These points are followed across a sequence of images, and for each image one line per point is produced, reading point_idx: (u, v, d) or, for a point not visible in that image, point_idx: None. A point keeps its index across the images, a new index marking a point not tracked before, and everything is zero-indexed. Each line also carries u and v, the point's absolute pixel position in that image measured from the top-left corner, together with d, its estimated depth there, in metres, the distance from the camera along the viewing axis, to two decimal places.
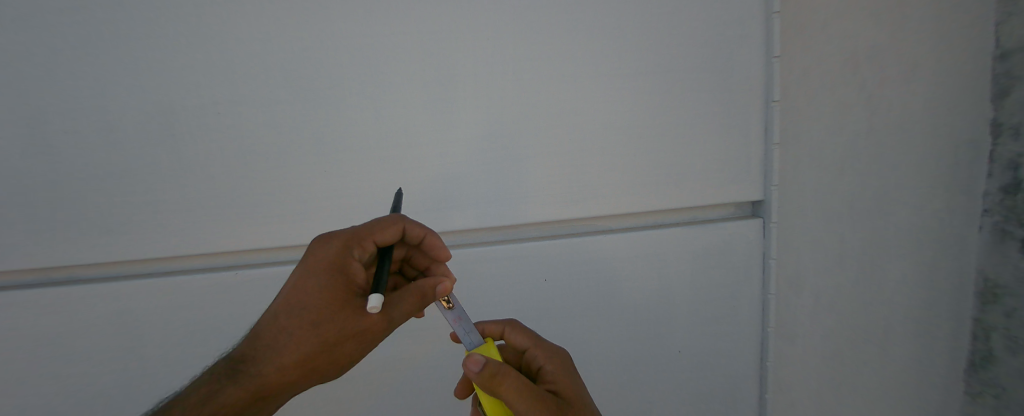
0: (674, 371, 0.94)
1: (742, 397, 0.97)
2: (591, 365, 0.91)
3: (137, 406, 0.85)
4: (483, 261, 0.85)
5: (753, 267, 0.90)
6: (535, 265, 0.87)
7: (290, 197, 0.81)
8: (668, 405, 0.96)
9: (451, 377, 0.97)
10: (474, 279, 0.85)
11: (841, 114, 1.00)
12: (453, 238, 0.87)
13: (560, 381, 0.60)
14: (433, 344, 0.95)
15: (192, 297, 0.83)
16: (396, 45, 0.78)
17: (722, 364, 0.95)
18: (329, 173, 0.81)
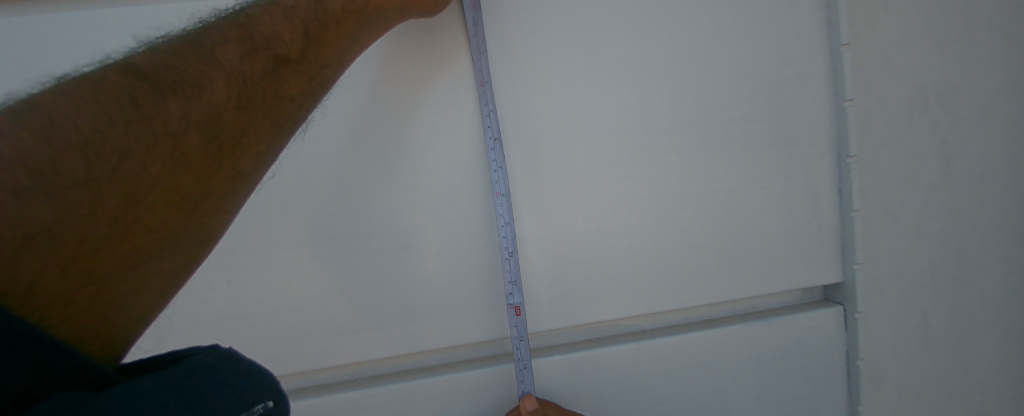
0: None
1: None
2: None
3: None
4: (468, 390, 0.62)
5: (832, 371, 0.69)
6: (545, 390, 0.63)
7: (199, 319, 0.57)
8: None
9: None
10: (460, 415, 0.63)
11: (932, 161, 0.78)
12: (426, 359, 0.64)
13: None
14: None
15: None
16: (342, 99, 0.57)
17: None
18: (251, 279, 0.58)
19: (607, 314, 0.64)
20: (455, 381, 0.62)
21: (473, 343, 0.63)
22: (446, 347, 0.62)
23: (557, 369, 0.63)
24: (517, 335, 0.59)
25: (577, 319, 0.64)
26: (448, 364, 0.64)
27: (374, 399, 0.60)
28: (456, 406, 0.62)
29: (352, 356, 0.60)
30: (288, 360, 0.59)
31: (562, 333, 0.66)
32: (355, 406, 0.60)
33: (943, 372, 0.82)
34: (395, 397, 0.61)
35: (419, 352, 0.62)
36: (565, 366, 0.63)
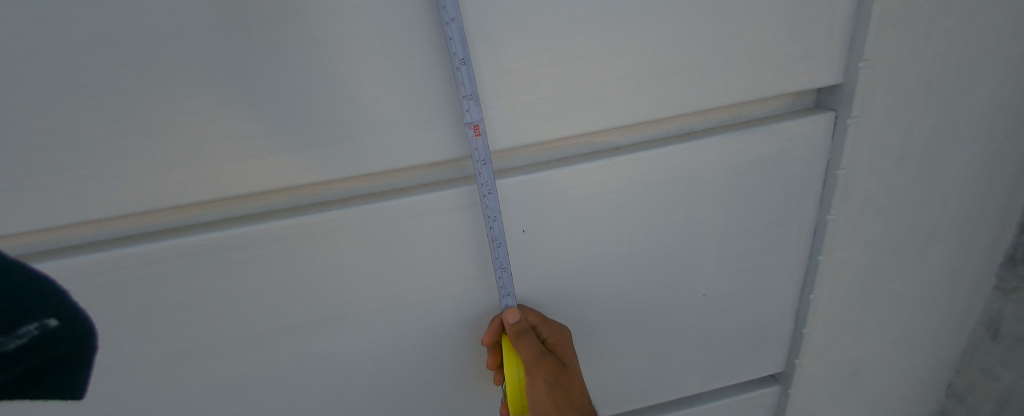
0: (697, 314, 0.72)
1: (770, 345, 0.79)
2: (588, 319, 0.69)
3: None
4: (422, 215, 0.56)
5: (808, 183, 0.66)
6: (504, 212, 0.58)
7: (82, 135, 0.47)
8: (688, 351, 0.76)
9: (402, 371, 0.67)
10: (416, 243, 0.58)
11: None
12: (372, 186, 0.57)
13: (562, 351, 0.62)
14: (365, 335, 0.63)
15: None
16: None
17: (751, 312, 0.74)
18: (132, 88, 0.46)
19: (576, 130, 0.55)
20: (406, 207, 0.55)
21: (428, 166, 0.56)
22: (392, 170, 0.55)
23: (516, 190, 0.57)
24: (479, 157, 0.52)
25: (538, 134, 0.55)
26: (398, 191, 0.57)
27: (313, 227, 0.54)
28: (407, 234, 0.57)
29: (283, 183, 0.52)
30: (206, 190, 0.51)
31: (521, 153, 0.59)
32: (295, 235, 0.54)
33: (912, 188, 0.81)
34: (339, 224, 0.55)
35: (364, 176, 0.55)
36: (527, 187, 0.57)
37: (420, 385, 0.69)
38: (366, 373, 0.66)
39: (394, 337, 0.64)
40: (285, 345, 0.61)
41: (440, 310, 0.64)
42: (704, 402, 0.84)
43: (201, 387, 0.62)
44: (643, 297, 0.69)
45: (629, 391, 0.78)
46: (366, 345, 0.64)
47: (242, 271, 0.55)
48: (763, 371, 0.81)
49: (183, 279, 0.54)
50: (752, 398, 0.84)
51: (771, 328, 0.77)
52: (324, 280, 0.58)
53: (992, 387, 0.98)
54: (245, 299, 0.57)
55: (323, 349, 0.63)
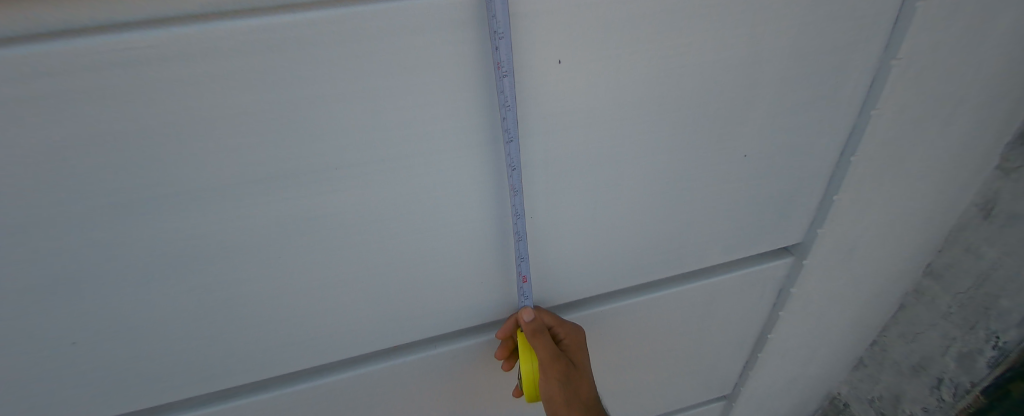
0: (731, 176, 0.67)
1: (793, 215, 0.76)
2: (619, 177, 0.62)
3: None
4: (431, 30, 0.43)
5: (881, 17, 0.56)
6: (539, 31, 0.46)
7: None
8: (714, 218, 0.72)
9: (415, 236, 0.60)
10: (424, 71, 0.45)
11: None
12: None
13: (576, 350, 0.69)
14: (371, 193, 0.54)
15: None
16: None
17: (784, 176, 0.69)
18: None
19: None
20: (416, 19, 0.42)
21: None
22: None
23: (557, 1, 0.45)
24: None
25: None
26: None
27: (286, 39, 0.40)
28: (418, 60, 0.45)
29: None
30: None
31: None
32: (259, 50, 0.40)
33: None
34: (320, 37, 0.41)
35: None
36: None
37: (429, 255, 0.62)
38: (368, 240, 0.58)
39: (400, 198, 0.55)
40: (270, 203, 0.51)
41: (455, 165, 0.54)
42: (719, 274, 0.82)
43: (174, 250, 0.52)
44: (679, 155, 0.62)
45: (646, 264, 0.75)
46: (366, 208, 0.55)
47: (199, 100, 0.42)
48: (780, 242, 0.79)
49: (119, 107, 0.41)
50: (765, 271, 0.83)
51: (800, 195, 0.73)
52: (313, 121, 0.46)
53: (976, 265, 0.97)
54: (211, 140, 0.45)
55: (317, 211, 0.53)
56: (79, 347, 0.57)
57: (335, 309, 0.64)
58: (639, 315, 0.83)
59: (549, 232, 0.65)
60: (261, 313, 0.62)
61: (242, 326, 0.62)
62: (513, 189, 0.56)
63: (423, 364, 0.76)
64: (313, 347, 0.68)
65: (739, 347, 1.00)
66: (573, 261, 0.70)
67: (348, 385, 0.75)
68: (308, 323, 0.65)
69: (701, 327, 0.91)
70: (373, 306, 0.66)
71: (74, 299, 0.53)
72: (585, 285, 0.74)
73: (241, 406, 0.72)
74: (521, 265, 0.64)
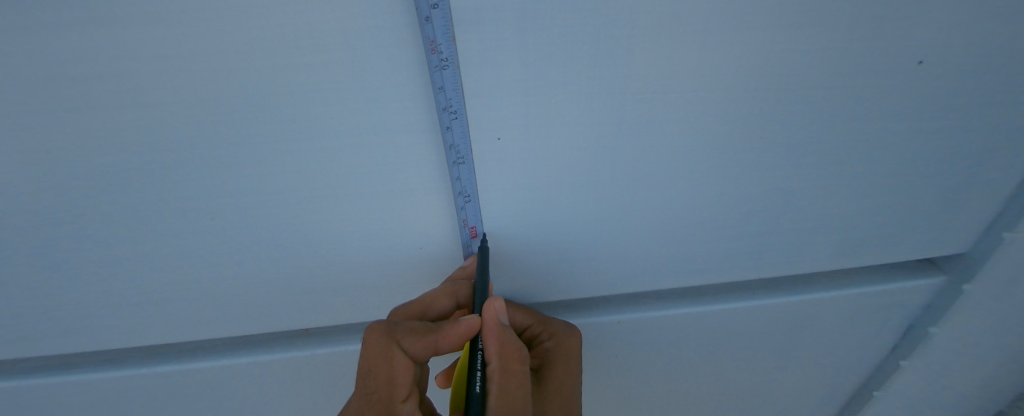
0: (880, 111, 0.37)
1: (965, 206, 0.45)
2: (676, 89, 0.33)
3: None
4: None
5: None
6: None
7: None
8: (834, 191, 0.41)
9: (295, 163, 0.34)
10: None
11: None
12: None
13: (552, 367, 0.43)
14: (207, 64, 0.30)
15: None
16: None
17: (973, 125, 0.39)
18: None
19: None
20: None
21: None
22: None
23: None
24: None
25: None
26: None
27: None
28: None
29: None
30: None
31: None
32: None
33: None
34: None
35: None
36: None
37: (312, 188, 0.35)
38: (201, 148, 0.33)
39: (245, 66, 0.30)
40: (20, 39, 0.28)
41: (339, 7, 0.28)
42: (822, 290, 0.50)
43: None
44: (799, 52, 0.32)
45: (701, 263, 0.45)
46: (186, 77, 0.30)
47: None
48: (930, 248, 0.47)
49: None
50: (894, 295, 0.51)
51: (985, 171, 0.42)
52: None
53: None
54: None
55: (102, 66, 0.30)
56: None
57: (176, 273, 0.40)
58: (678, 341, 0.52)
59: (537, 186, 0.37)
60: (65, 267, 0.39)
61: (23, 268, 0.39)
62: (436, 50, 0.29)
63: (320, 382, 0.49)
64: (146, 326, 0.43)
65: (819, 410, 0.67)
66: (576, 244, 0.41)
67: (203, 397, 0.49)
68: (132, 286, 0.41)
69: (772, 373, 0.59)
70: (238, 276, 0.41)
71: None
72: (596, 287, 0.45)
73: (38, 398, 0.47)
74: (465, 209, 0.37)
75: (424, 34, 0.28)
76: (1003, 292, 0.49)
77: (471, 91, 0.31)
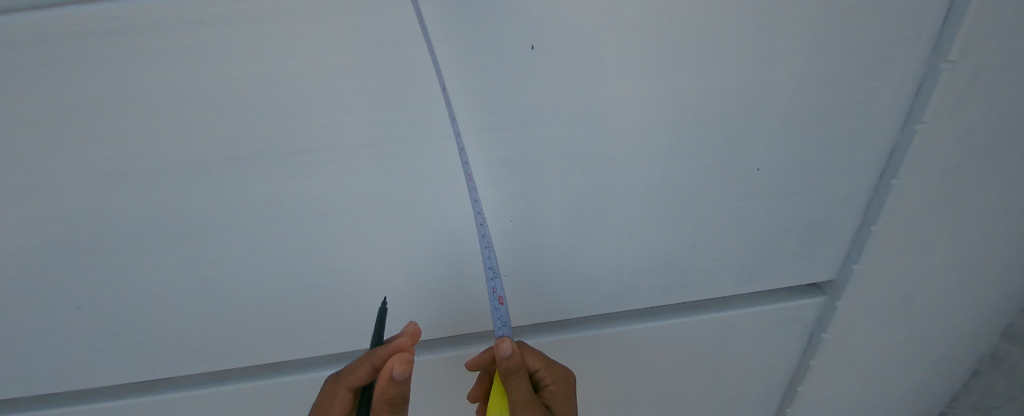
0: (743, 197, 0.60)
1: (821, 247, 0.66)
2: (613, 194, 0.58)
3: None
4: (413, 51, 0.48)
5: (915, 25, 0.49)
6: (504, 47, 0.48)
7: None
8: (725, 243, 0.64)
9: (398, 240, 0.59)
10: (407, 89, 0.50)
11: None
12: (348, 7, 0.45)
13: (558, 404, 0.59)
14: (359, 196, 0.55)
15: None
16: None
17: (809, 200, 0.61)
18: None
19: None
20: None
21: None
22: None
23: None
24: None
25: None
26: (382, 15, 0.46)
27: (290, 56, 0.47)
28: (379, 40, 0.47)
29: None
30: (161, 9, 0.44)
31: None
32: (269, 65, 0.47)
33: None
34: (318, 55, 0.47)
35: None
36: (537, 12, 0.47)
37: (404, 255, 0.60)
38: (345, 237, 0.58)
39: (376, 193, 0.56)
40: (263, 186, 0.54)
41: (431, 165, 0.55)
42: (735, 308, 0.72)
43: (156, 217, 0.54)
44: (681, 172, 0.58)
45: (647, 290, 0.67)
46: (339, 199, 0.55)
47: (184, 71, 0.47)
48: (807, 277, 0.69)
49: (116, 74, 0.46)
50: (791, 311, 0.72)
51: (832, 228, 0.64)
52: (281, 94, 0.49)
53: None
54: (190, 108, 0.49)
55: (298, 195, 0.54)
56: (60, 310, 0.60)
57: (315, 308, 0.63)
58: (640, 349, 0.73)
59: (536, 246, 0.62)
60: (249, 309, 0.62)
61: (224, 309, 0.62)
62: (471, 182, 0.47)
63: None
64: (288, 343, 0.66)
65: (762, 403, 0.86)
66: (562, 280, 0.65)
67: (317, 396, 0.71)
68: (286, 318, 0.64)
69: (716, 372, 0.80)
70: (351, 310, 0.64)
71: (56, 258, 0.56)
72: (579, 307, 0.68)
73: (206, 399, 0.69)
74: (488, 280, 0.49)
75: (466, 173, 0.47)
76: (865, 309, 0.70)
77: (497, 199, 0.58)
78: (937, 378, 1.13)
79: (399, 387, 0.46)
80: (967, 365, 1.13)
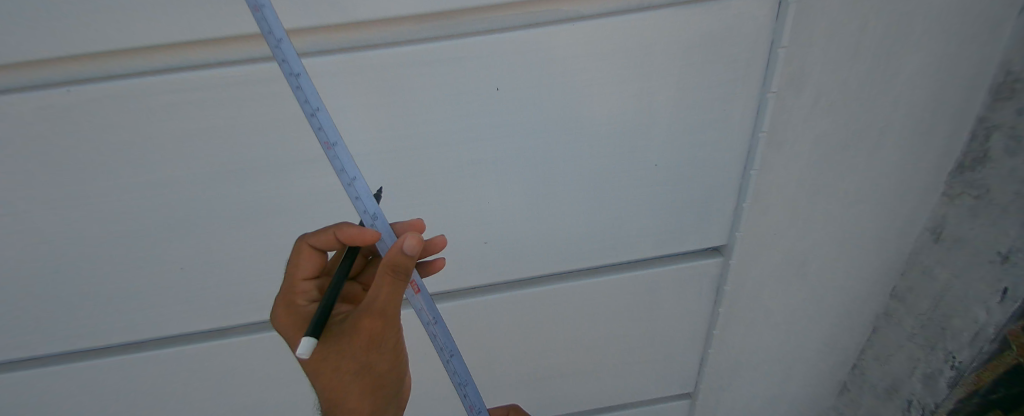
0: (650, 185, 0.85)
1: (714, 219, 0.91)
2: (555, 186, 0.83)
3: (91, 256, 0.79)
4: (414, 95, 0.70)
5: (751, 67, 0.74)
6: (476, 89, 0.71)
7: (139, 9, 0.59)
8: (642, 219, 0.89)
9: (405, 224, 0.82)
10: (411, 120, 0.72)
11: None
12: (373, 71, 0.67)
13: None
14: (378, 193, 0.78)
15: (23, 121, 0.65)
16: None
17: (698, 186, 0.86)
18: None
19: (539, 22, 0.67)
20: (395, 56, 0.66)
21: (414, 46, 0.66)
22: (389, 49, 0.66)
23: (490, 48, 0.67)
24: (441, 45, 0.66)
25: (506, 21, 0.67)
26: (393, 73, 0.67)
27: (332, 104, 0.69)
28: (390, 90, 0.69)
29: (303, 69, 0.65)
30: (244, 78, 0.65)
31: (500, 16, 0.67)
32: None
33: (862, 83, 0.91)
34: (350, 103, 0.69)
35: (360, 53, 0.66)
36: (498, 67, 0.69)
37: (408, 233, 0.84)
38: None
39: (389, 190, 0.78)
40: (309, 189, 0.76)
41: (427, 171, 0.77)
42: (656, 266, 0.97)
43: (235, 211, 0.77)
44: (605, 168, 0.82)
45: (588, 253, 0.93)
46: (362, 196, 0.78)
47: (261, 107, 0.68)
48: (706, 242, 0.95)
49: (214, 115, 0.68)
50: (696, 268, 0.98)
51: (718, 206, 0.90)
52: (327, 120, 0.70)
53: (965, 291, 1.12)
54: (264, 132, 0.70)
55: (334, 193, 0.77)
56: (163, 277, 0.83)
57: None
58: (589, 297, 0.99)
59: (503, 223, 0.86)
60: None
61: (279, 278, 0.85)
62: (365, 210, 0.63)
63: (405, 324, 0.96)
64: None
65: (688, 343, 1.13)
66: (526, 248, 0.90)
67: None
68: None
69: (649, 318, 1.06)
70: None
71: (163, 239, 0.78)
72: (541, 268, 0.93)
73: (266, 342, 0.92)
74: (417, 297, 0.74)
75: (361, 205, 0.63)
76: None
77: (475, 191, 0.81)
78: (844, 332, 1.39)
79: (404, 258, 0.59)
80: (868, 320, 1.38)
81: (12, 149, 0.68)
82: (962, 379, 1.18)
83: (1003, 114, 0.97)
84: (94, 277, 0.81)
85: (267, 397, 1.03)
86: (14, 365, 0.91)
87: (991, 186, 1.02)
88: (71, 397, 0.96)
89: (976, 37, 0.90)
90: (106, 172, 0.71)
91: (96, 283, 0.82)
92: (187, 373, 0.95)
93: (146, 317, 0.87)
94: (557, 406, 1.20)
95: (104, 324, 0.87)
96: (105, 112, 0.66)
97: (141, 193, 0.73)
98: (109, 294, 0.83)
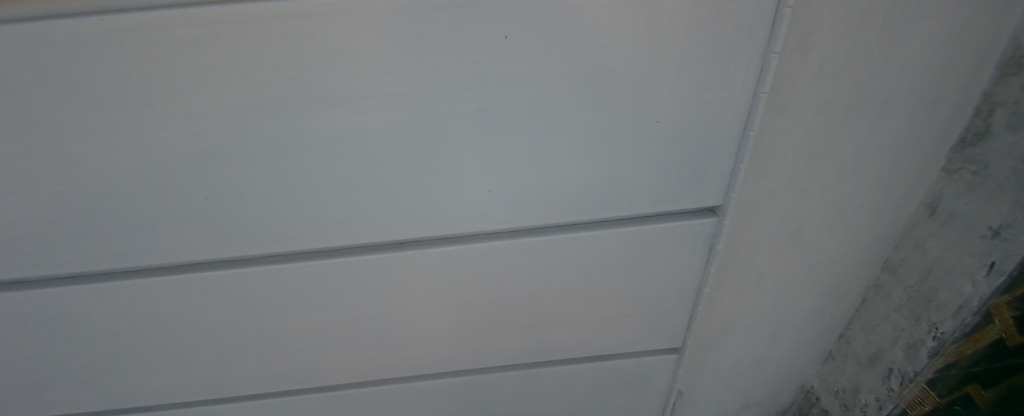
0: (652, 142, 0.88)
1: (712, 179, 0.95)
2: (559, 138, 0.87)
3: (128, 183, 0.85)
4: (427, 39, 0.73)
5: (757, 28, 0.76)
6: (487, 36, 0.73)
7: None
8: (642, 175, 0.93)
9: (414, 166, 0.87)
10: (424, 65, 0.76)
11: None
12: (389, 13, 0.70)
13: None
14: (389, 136, 0.83)
15: (63, 48, 0.70)
16: None
17: (697, 145, 0.90)
18: None
19: None
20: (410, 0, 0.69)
21: None
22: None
23: None
24: None
25: None
26: (408, 16, 0.71)
27: (349, 45, 0.73)
28: (404, 33, 0.72)
29: (324, 9, 0.69)
30: (270, 16, 0.69)
31: None
32: (334, 50, 0.73)
33: (869, 51, 0.92)
34: (366, 44, 0.73)
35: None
36: (509, 17, 0.72)
37: (416, 174, 0.89)
38: (377, 162, 0.86)
39: (399, 132, 0.83)
40: (325, 128, 0.81)
41: (436, 115, 0.81)
42: (651, 223, 1.02)
43: (258, 147, 0.82)
44: (607, 122, 0.85)
45: (588, 206, 0.97)
46: (374, 136, 0.82)
47: (282, 45, 0.72)
48: (701, 202, 0.99)
49: (241, 51, 0.72)
50: (691, 226, 1.02)
51: (716, 166, 0.93)
52: (345, 61, 0.74)
53: (955, 265, 1.15)
54: (286, 71, 0.74)
55: (347, 133, 0.82)
56: (193, 208, 0.89)
57: (358, 212, 0.92)
58: (586, 249, 1.04)
59: (508, 172, 0.90)
60: (314, 211, 0.91)
61: (298, 212, 0.91)
62: None
63: (412, 265, 1.02)
64: (340, 236, 0.96)
65: (679, 300, 1.19)
66: (528, 197, 0.94)
67: (362, 276, 1.03)
68: (338, 219, 0.93)
69: (642, 273, 1.11)
70: (382, 213, 0.93)
71: (193, 170, 0.84)
72: (542, 218, 0.98)
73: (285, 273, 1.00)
74: None
75: None
76: None
77: (481, 138, 0.85)
78: (832, 301, 1.44)
79: None
80: (857, 292, 1.42)
81: (51, 76, 0.72)
82: (942, 350, 1.21)
83: (1008, 90, 0.98)
84: (131, 203, 0.88)
85: (285, 328, 1.12)
86: (58, 283, 0.99)
87: (990, 162, 1.03)
88: (110, 313, 1.05)
89: (988, 7, 0.90)
90: (138, 102, 0.76)
91: (132, 210, 0.89)
92: (213, 299, 1.04)
93: (178, 243, 0.94)
94: (551, 353, 1.28)
95: (140, 249, 0.95)
96: (141, 43, 0.70)
97: (173, 124, 0.79)
98: (144, 221, 0.91)
